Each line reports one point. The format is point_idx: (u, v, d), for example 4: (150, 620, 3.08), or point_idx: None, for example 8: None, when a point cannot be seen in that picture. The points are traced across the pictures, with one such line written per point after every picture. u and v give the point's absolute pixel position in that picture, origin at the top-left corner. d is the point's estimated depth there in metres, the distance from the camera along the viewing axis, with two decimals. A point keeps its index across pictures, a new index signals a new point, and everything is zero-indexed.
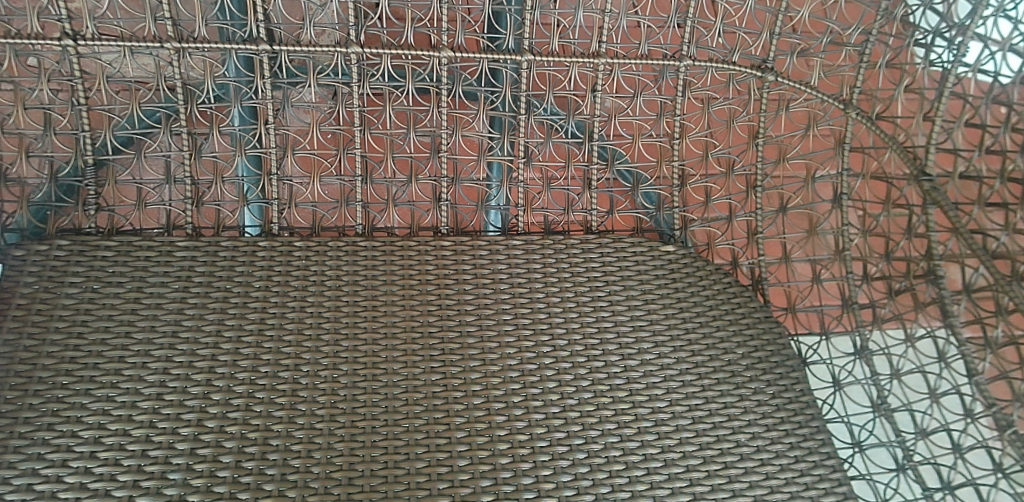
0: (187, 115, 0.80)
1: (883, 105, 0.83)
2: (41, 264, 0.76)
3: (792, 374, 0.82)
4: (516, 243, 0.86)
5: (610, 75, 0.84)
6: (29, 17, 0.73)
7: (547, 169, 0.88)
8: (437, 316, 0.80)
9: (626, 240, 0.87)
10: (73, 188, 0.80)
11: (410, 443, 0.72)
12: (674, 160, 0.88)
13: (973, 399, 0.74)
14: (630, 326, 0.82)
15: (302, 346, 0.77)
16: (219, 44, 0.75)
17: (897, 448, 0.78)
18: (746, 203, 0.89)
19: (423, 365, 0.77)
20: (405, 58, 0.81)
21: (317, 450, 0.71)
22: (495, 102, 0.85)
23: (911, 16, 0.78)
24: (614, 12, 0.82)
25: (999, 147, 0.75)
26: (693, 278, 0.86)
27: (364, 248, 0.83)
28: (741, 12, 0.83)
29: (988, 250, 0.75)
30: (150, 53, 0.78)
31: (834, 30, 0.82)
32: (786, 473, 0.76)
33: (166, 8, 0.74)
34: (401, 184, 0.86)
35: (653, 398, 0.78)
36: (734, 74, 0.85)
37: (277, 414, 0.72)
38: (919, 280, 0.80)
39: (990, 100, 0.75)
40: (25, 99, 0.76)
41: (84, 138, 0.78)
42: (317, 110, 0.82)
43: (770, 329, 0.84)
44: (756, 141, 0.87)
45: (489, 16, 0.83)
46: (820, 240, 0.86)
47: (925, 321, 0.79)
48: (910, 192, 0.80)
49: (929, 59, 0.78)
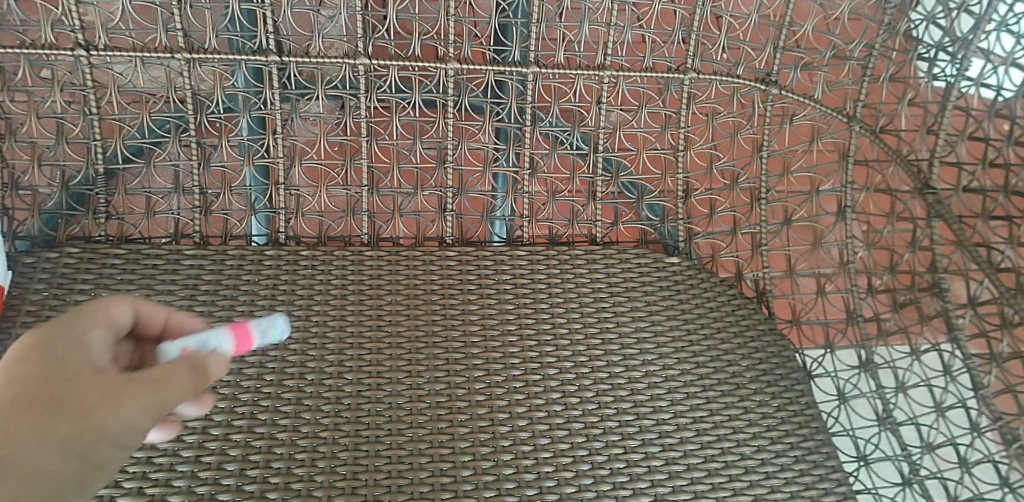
0: (197, 125, 0.81)
1: (887, 119, 0.83)
2: (51, 271, 0.77)
3: (798, 387, 0.82)
4: (521, 254, 0.86)
5: (615, 87, 0.86)
6: (43, 28, 0.74)
7: (552, 180, 0.89)
8: (442, 325, 0.80)
9: (631, 251, 0.87)
10: (84, 197, 0.81)
11: (414, 453, 0.72)
12: (677, 172, 0.88)
13: (979, 413, 0.74)
14: (634, 338, 0.82)
15: (307, 355, 0.77)
16: (229, 55, 0.76)
17: (903, 462, 0.78)
18: (751, 215, 0.89)
19: (427, 374, 0.77)
20: (411, 70, 0.82)
21: (321, 459, 0.71)
22: (501, 114, 0.86)
23: (915, 31, 0.79)
24: (619, 25, 0.83)
25: (1003, 160, 0.75)
26: (698, 290, 0.86)
27: (369, 258, 0.84)
28: (745, 26, 0.84)
29: (993, 263, 0.74)
30: (162, 64, 0.79)
31: (836, 45, 0.83)
32: (792, 486, 0.76)
33: (178, 19, 0.76)
34: (407, 194, 0.87)
35: (657, 409, 0.78)
36: (738, 87, 0.86)
37: (281, 422, 0.73)
38: (924, 293, 0.79)
39: (992, 114, 0.75)
40: (38, 109, 0.78)
41: (95, 148, 0.79)
42: (325, 121, 0.84)
43: (776, 341, 0.84)
44: (761, 153, 0.88)
45: (495, 28, 0.83)
46: (824, 252, 0.87)
47: (930, 335, 0.79)
48: (915, 205, 0.81)
49: (933, 73, 0.79)
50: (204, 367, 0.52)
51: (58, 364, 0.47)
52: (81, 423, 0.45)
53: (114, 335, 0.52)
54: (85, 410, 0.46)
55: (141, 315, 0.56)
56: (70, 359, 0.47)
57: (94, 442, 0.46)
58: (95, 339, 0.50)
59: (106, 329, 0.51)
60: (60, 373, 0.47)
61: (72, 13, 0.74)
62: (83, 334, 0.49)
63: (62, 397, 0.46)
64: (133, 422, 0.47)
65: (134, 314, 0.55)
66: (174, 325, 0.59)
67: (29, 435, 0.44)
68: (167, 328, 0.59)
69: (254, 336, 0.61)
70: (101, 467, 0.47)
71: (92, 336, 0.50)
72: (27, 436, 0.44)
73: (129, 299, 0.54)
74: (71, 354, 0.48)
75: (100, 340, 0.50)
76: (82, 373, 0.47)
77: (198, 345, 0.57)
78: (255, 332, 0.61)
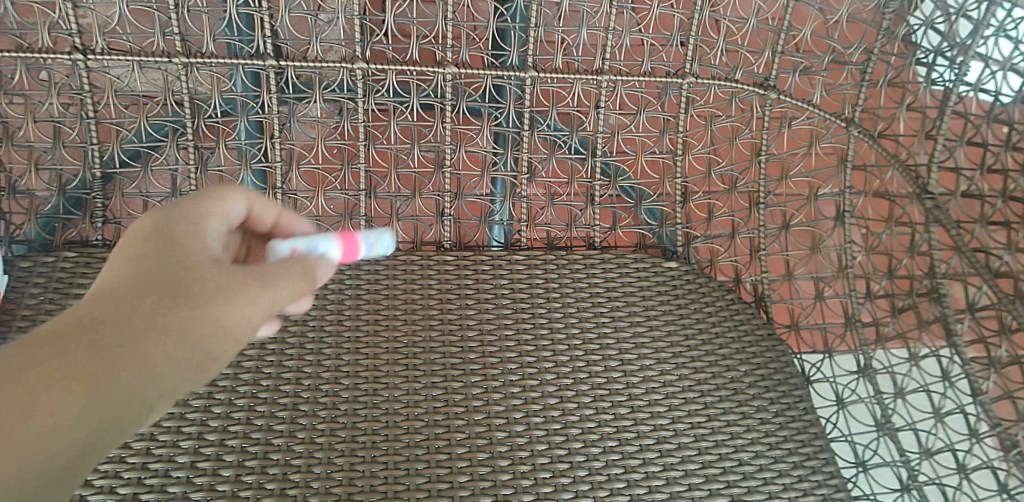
0: (194, 129, 0.81)
1: (886, 124, 0.83)
2: (48, 275, 0.77)
3: (796, 392, 0.81)
4: (518, 258, 0.86)
5: (613, 92, 0.86)
6: (40, 32, 0.74)
7: (550, 185, 0.89)
8: (439, 330, 0.80)
9: (629, 255, 0.87)
10: (81, 201, 0.81)
11: (410, 459, 0.72)
12: (676, 176, 0.89)
13: (977, 419, 0.73)
14: (632, 344, 0.82)
15: (303, 360, 0.77)
16: (226, 59, 0.76)
17: (902, 468, 0.78)
18: (749, 220, 0.89)
19: (424, 380, 0.77)
20: (409, 74, 0.83)
21: (317, 465, 0.71)
22: (499, 118, 0.86)
23: (914, 36, 0.79)
24: (617, 30, 0.83)
25: (1002, 166, 0.74)
26: (696, 295, 0.86)
27: (367, 263, 0.84)
28: (743, 30, 0.84)
29: (991, 269, 0.74)
30: (159, 68, 0.79)
31: (835, 49, 0.82)
32: (790, 492, 0.76)
33: (176, 23, 0.76)
34: (405, 198, 0.87)
35: (654, 415, 0.78)
36: (736, 91, 0.86)
37: (277, 427, 0.73)
38: (923, 298, 0.79)
39: (991, 119, 0.75)
40: (35, 112, 0.78)
41: (92, 151, 0.79)
42: (323, 124, 0.84)
43: (774, 346, 0.84)
44: (759, 158, 0.87)
45: (494, 32, 0.83)
46: (822, 257, 0.87)
47: (929, 341, 0.79)
48: (914, 210, 0.81)
49: (933, 78, 0.79)
50: (313, 271, 0.56)
51: (181, 249, 0.51)
52: (200, 307, 0.49)
53: (227, 225, 0.55)
54: (205, 295, 0.49)
55: (254, 211, 0.59)
56: (190, 250, 0.51)
57: (208, 325, 0.49)
58: (209, 228, 0.53)
59: (220, 219, 0.54)
60: (182, 264, 0.50)
61: (69, 16, 0.74)
62: (198, 222, 0.53)
63: (180, 282, 0.49)
64: (243, 311, 0.50)
65: (248, 209, 0.58)
66: (284, 225, 0.63)
67: (148, 310, 0.48)
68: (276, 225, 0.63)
69: (360, 247, 0.66)
70: (213, 349, 0.50)
71: (207, 224, 0.53)
72: (149, 311, 0.48)
73: (245, 194, 0.57)
74: (191, 240, 0.52)
75: (215, 229, 0.54)
76: (197, 260, 0.51)
77: (307, 247, 0.61)
78: (360, 243, 0.66)
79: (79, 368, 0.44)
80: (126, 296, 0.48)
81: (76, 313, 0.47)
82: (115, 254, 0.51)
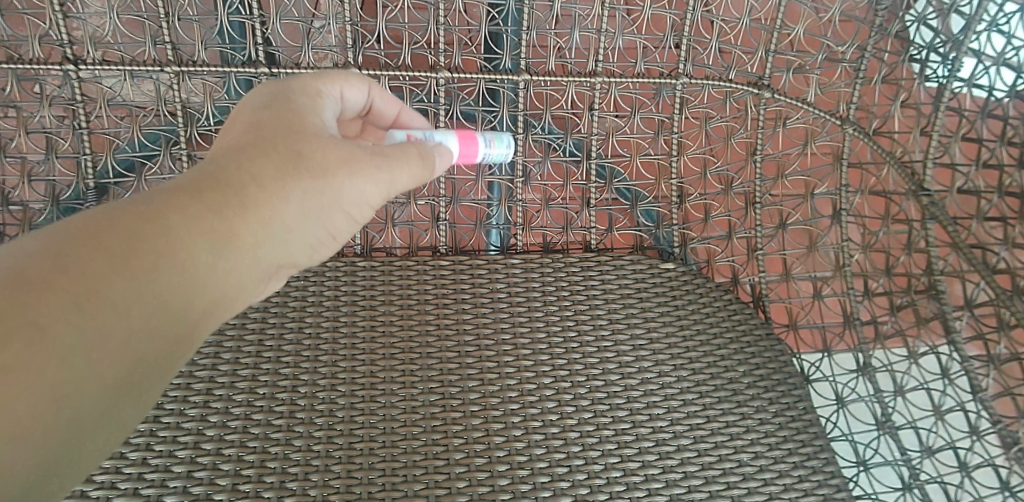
0: (188, 138, 0.80)
1: (881, 121, 0.83)
2: None
3: (794, 392, 0.81)
4: (515, 262, 0.85)
5: (607, 94, 0.86)
6: (31, 43, 0.75)
7: (546, 188, 0.89)
8: (437, 336, 0.80)
9: (626, 257, 0.87)
10: (76, 211, 0.80)
11: (408, 465, 0.72)
12: (672, 177, 0.88)
13: (978, 416, 0.73)
14: (630, 346, 0.82)
15: (299, 368, 0.76)
16: (219, 67, 0.76)
17: (903, 467, 0.77)
18: (746, 220, 0.88)
19: (421, 385, 0.77)
20: (402, 79, 0.83)
21: (314, 473, 0.71)
22: (493, 122, 0.86)
23: (907, 32, 0.79)
24: (610, 31, 0.83)
25: (998, 161, 0.73)
26: (693, 296, 0.85)
27: (362, 269, 0.83)
28: (736, 30, 0.84)
29: (988, 265, 0.74)
30: (151, 77, 0.79)
31: (829, 47, 0.83)
32: (790, 492, 0.75)
33: (167, 32, 0.76)
34: (400, 205, 0.88)
35: (653, 417, 0.78)
36: (731, 91, 0.86)
37: (274, 435, 0.72)
38: (921, 295, 0.79)
39: (985, 115, 0.74)
40: (27, 123, 0.78)
41: (85, 162, 0.79)
42: None
43: (772, 346, 0.84)
44: (755, 157, 0.87)
45: (486, 36, 0.83)
46: (821, 255, 0.86)
47: (927, 338, 0.78)
48: (910, 207, 0.80)
49: (925, 75, 0.78)
50: (430, 160, 0.65)
51: (303, 124, 0.60)
52: (321, 175, 0.58)
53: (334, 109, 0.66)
54: (326, 165, 0.58)
55: (374, 103, 0.72)
56: (310, 122, 0.60)
57: (328, 194, 0.58)
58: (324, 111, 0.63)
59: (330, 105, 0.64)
60: (304, 135, 0.59)
61: (59, 27, 0.74)
62: (316, 106, 0.63)
63: (302, 152, 0.58)
64: (358, 187, 0.60)
65: (366, 99, 0.70)
66: (401, 122, 0.76)
67: (274, 172, 0.57)
68: (395, 121, 0.76)
69: (478, 146, 0.74)
70: (330, 214, 0.59)
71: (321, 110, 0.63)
72: (274, 173, 0.57)
73: (364, 83, 0.69)
74: (309, 118, 0.61)
75: (327, 114, 0.64)
76: (317, 134, 0.60)
77: (426, 136, 0.71)
78: (478, 141, 0.74)
79: (210, 214, 0.54)
80: (255, 156, 0.57)
81: (211, 167, 0.56)
82: (237, 120, 0.61)
